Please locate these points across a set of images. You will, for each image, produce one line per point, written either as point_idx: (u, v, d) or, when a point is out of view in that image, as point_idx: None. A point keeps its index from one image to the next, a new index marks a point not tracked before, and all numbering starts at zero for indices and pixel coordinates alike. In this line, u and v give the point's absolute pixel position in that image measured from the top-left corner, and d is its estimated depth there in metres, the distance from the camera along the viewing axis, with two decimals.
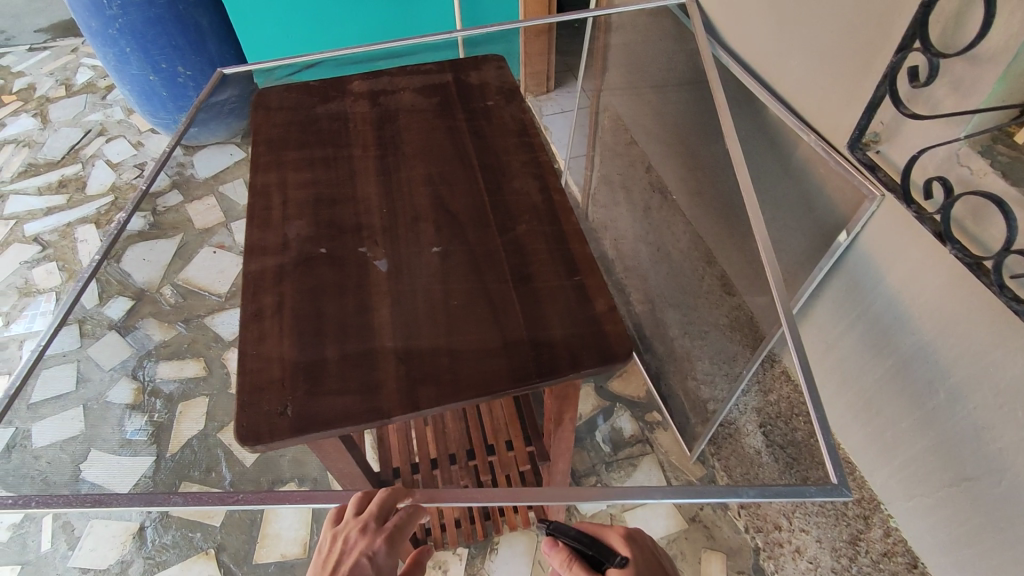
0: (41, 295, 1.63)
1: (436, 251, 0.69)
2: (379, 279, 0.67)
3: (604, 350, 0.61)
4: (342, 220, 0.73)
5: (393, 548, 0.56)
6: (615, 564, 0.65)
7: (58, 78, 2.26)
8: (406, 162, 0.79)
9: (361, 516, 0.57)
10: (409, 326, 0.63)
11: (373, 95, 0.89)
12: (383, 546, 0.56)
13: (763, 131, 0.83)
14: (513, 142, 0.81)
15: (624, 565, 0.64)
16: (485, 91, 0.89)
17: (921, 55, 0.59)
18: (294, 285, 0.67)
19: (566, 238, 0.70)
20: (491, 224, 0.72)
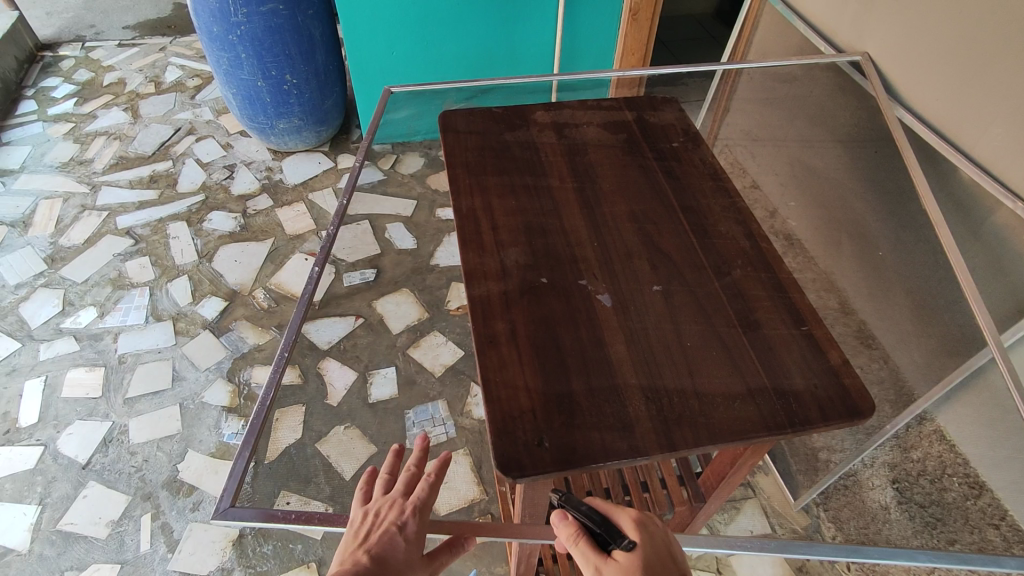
0: (135, 288, 1.63)
1: (657, 290, 0.70)
2: (607, 314, 0.67)
3: (850, 404, 0.60)
4: (556, 250, 0.73)
5: (419, 518, 0.64)
6: (621, 547, 0.57)
7: (148, 76, 2.34)
8: (607, 197, 0.80)
9: (390, 493, 0.67)
10: (648, 365, 0.62)
11: (557, 127, 0.91)
12: (410, 508, 0.64)
13: (951, 194, 0.84)
14: (709, 186, 0.82)
15: (632, 550, 0.57)
16: (669, 132, 0.90)
17: None
18: (524, 312, 0.66)
19: (785, 287, 0.70)
20: (705, 267, 0.72)
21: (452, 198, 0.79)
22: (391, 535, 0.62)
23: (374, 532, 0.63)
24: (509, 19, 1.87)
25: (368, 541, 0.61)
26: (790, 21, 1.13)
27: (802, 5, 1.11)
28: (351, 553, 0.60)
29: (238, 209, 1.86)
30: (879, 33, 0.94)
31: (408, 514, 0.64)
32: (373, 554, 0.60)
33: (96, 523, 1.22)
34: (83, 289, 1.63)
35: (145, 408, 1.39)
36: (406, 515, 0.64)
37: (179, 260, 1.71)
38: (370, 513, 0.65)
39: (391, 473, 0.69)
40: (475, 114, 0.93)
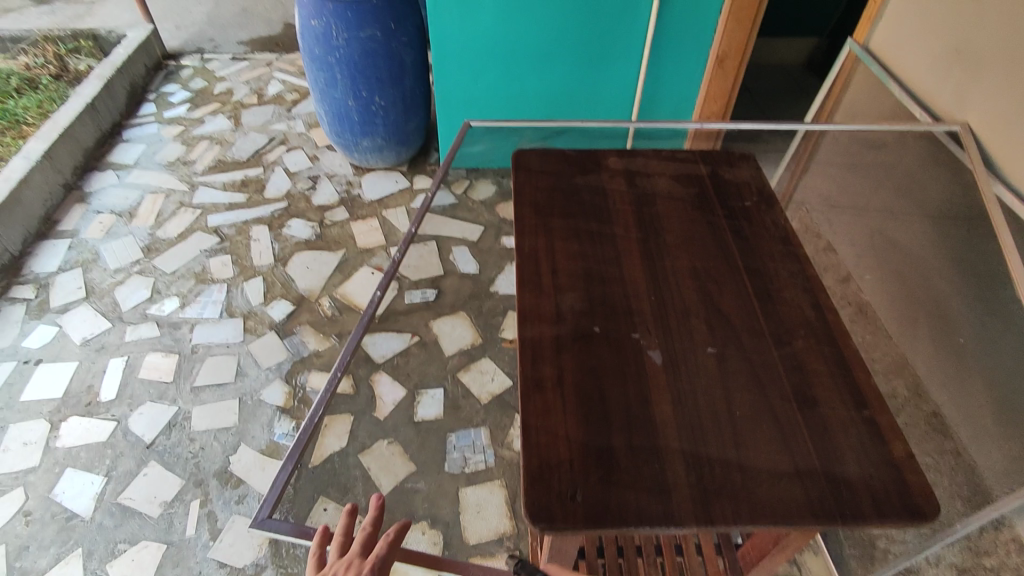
0: (216, 284, 1.75)
1: (711, 353, 0.68)
2: (657, 372, 0.66)
3: (910, 502, 0.56)
4: (612, 300, 0.73)
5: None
6: None
7: (253, 88, 2.53)
8: (670, 251, 0.80)
9: (347, 555, 0.67)
10: (693, 429, 0.61)
11: (629, 174, 0.91)
12: (369, 567, 0.64)
13: None
14: (779, 250, 0.80)
15: None
16: (742, 191, 0.89)
17: None
18: (573, 360, 0.67)
19: (850, 365, 0.67)
20: (765, 335, 0.70)
21: (516, 236, 0.81)
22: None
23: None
24: (594, 56, 1.90)
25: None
26: (885, 83, 1.09)
27: (902, 68, 1.06)
28: None
29: (317, 218, 1.96)
30: (984, 103, 0.89)
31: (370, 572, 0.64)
32: None
33: (151, 501, 1.30)
34: (170, 280, 1.76)
35: (209, 397, 1.48)
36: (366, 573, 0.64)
37: (257, 261, 1.82)
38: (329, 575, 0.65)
39: (346, 533, 0.69)
40: (547, 156, 0.95)
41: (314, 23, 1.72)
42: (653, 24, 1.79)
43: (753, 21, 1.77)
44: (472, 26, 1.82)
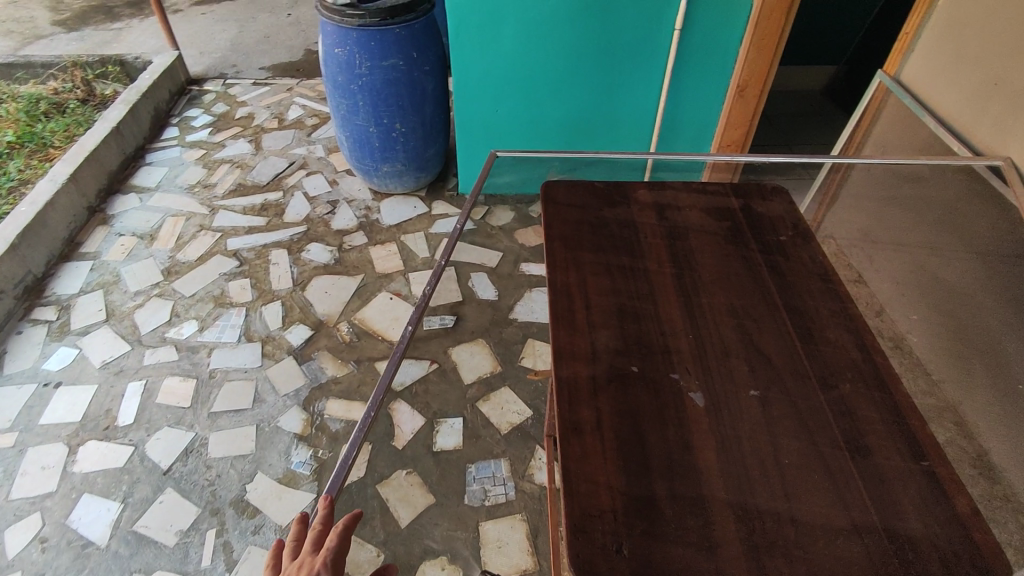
0: (234, 307, 1.75)
1: (754, 396, 0.66)
2: (698, 415, 0.64)
3: (977, 563, 0.53)
4: (648, 338, 0.71)
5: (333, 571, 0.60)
6: None
7: (274, 112, 2.57)
8: (706, 287, 0.78)
9: (298, 558, 0.62)
10: (740, 478, 0.58)
11: (659, 207, 0.90)
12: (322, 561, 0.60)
13: None
14: (818, 287, 0.78)
15: None
16: (777, 225, 0.87)
17: None
18: (611, 401, 0.64)
19: (901, 412, 0.64)
20: (810, 376, 0.68)
21: (547, 269, 0.80)
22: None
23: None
24: (615, 84, 1.91)
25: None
26: (919, 116, 1.08)
27: (938, 101, 1.06)
28: None
29: (336, 242, 1.96)
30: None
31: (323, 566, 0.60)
32: None
33: (166, 530, 1.28)
34: (190, 303, 1.76)
35: (226, 424, 1.46)
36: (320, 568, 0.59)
37: (276, 285, 1.82)
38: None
39: (298, 540, 0.65)
40: (576, 187, 0.93)
41: (338, 51, 1.74)
42: (674, 51, 1.80)
43: (774, 52, 1.76)
44: (494, 53, 1.83)
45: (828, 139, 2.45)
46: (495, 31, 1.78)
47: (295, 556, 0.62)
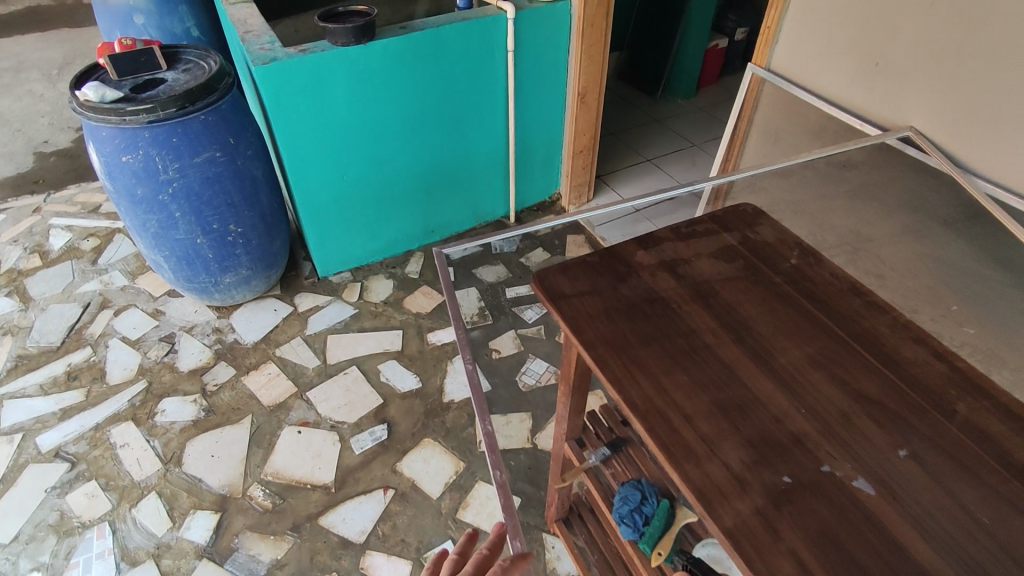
0: (90, 528, 1.28)
1: (905, 455, 0.60)
2: (880, 505, 0.56)
3: None
4: (771, 432, 0.61)
5: None
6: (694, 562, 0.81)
7: (27, 246, 1.96)
8: (774, 344, 0.70)
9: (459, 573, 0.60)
10: (969, 563, 0.52)
11: (667, 266, 0.80)
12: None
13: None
14: (859, 303, 0.76)
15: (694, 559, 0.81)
16: (780, 249, 0.83)
17: None
18: (795, 531, 0.54)
19: (1016, 412, 0.64)
20: (928, 408, 0.64)
21: (615, 388, 0.66)
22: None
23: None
24: (461, 120, 1.78)
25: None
26: (805, 101, 1.13)
27: (817, 85, 1.12)
28: None
29: (194, 387, 1.56)
30: (929, 107, 0.95)
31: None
32: None
33: None
34: (15, 552, 1.24)
35: None
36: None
37: (137, 475, 1.37)
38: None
39: (462, 556, 0.63)
40: (570, 269, 0.80)
41: (128, 160, 1.35)
42: (513, 74, 1.74)
43: (603, 55, 1.81)
44: (326, 119, 1.57)
45: (642, 119, 2.61)
46: (321, 93, 1.52)
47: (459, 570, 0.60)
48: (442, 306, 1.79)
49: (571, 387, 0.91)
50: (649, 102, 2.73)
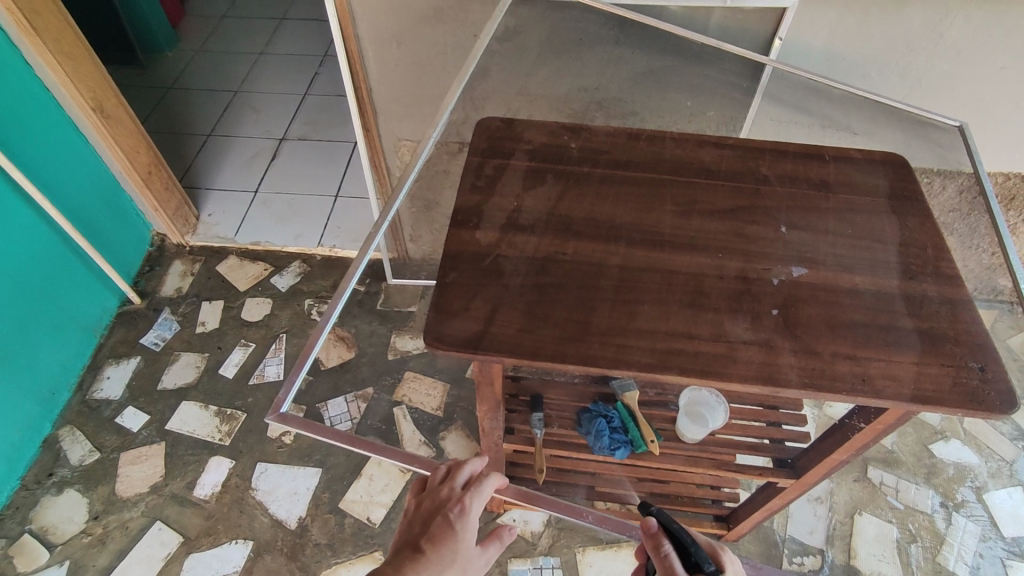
0: None
1: (784, 228, 0.72)
2: (816, 275, 0.68)
3: (897, 164, 0.80)
4: (729, 290, 0.66)
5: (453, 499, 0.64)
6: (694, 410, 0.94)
7: None
8: (647, 222, 0.72)
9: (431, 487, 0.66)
10: (877, 264, 0.69)
11: (513, 225, 0.71)
12: (462, 502, 0.63)
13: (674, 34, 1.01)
14: (645, 144, 0.82)
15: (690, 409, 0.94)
16: (558, 141, 0.81)
17: None
18: (818, 339, 0.62)
19: (784, 150, 0.81)
20: (754, 185, 0.77)
21: (623, 367, 0.60)
22: (446, 524, 0.62)
23: (422, 523, 0.63)
24: None
25: (420, 533, 0.62)
26: None
27: None
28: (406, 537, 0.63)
29: None
30: None
31: (461, 509, 0.63)
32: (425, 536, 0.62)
33: None
34: None
35: None
36: (453, 509, 0.63)
37: None
38: (415, 509, 0.65)
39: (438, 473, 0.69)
40: (450, 303, 0.64)
41: None
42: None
43: (85, 48, 1.30)
44: None
45: (154, 93, 2.06)
46: None
47: (440, 478, 0.67)
48: (172, 452, 1.30)
49: (496, 400, 0.81)
50: (135, 73, 2.13)
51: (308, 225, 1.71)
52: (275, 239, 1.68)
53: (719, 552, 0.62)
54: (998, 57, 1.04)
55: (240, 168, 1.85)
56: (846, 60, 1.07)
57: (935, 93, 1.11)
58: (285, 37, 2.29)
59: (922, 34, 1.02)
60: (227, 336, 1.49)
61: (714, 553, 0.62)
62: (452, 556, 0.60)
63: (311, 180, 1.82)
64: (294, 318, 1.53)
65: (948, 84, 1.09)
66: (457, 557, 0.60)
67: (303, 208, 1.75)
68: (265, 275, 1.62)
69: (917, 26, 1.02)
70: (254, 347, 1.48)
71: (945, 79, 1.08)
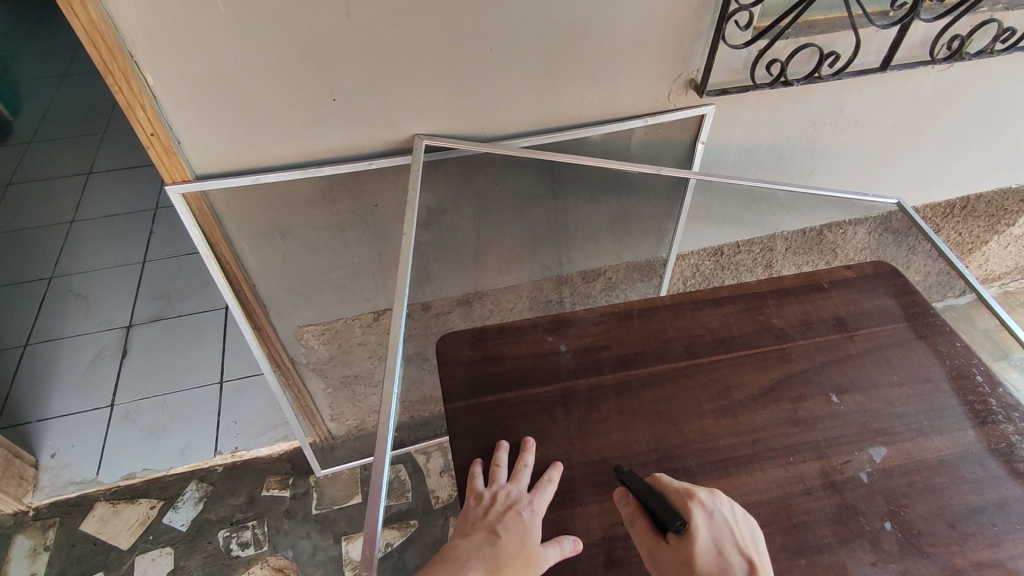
0: None
1: (835, 396, 0.63)
2: (896, 453, 0.59)
3: (887, 275, 0.76)
4: (826, 510, 0.55)
5: (524, 500, 0.54)
6: None
7: None
8: (694, 437, 0.60)
9: (491, 484, 0.55)
10: (942, 414, 0.62)
11: (552, 499, 0.55)
12: (536, 502, 0.54)
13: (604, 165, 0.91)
14: (641, 322, 0.69)
15: None
16: (546, 352, 0.66)
17: (702, 27, 0.83)
18: (951, 548, 0.52)
19: (783, 290, 0.73)
20: (776, 344, 0.68)
21: None
22: (520, 525, 0.52)
23: (490, 515, 0.52)
24: None
25: (497, 531, 0.51)
26: (287, 180, 0.83)
27: (275, 157, 0.82)
28: (477, 533, 0.51)
29: None
30: (420, 108, 0.82)
31: (534, 509, 0.53)
32: (503, 535, 0.50)
33: None
34: None
35: None
36: (523, 508, 0.53)
37: None
38: (475, 498, 0.54)
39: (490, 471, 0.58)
40: None
41: None
42: None
43: None
44: None
45: None
46: None
47: (498, 471, 0.56)
48: None
49: None
50: None
51: (194, 431, 1.39)
52: (155, 461, 1.33)
53: (690, 495, 0.51)
54: (892, 118, 1.07)
55: (81, 378, 1.47)
56: (763, 149, 1.04)
57: (843, 160, 1.12)
58: (101, 195, 1.92)
59: (828, 113, 1.02)
60: None
61: (684, 498, 0.51)
62: (533, 557, 0.49)
63: (184, 370, 1.49)
64: (209, 564, 1.20)
65: (853, 148, 1.10)
66: (539, 557, 0.50)
67: (182, 409, 1.42)
68: (153, 516, 1.26)
69: (824, 108, 1.00)
70: None
71: (851, 144, 1.09)
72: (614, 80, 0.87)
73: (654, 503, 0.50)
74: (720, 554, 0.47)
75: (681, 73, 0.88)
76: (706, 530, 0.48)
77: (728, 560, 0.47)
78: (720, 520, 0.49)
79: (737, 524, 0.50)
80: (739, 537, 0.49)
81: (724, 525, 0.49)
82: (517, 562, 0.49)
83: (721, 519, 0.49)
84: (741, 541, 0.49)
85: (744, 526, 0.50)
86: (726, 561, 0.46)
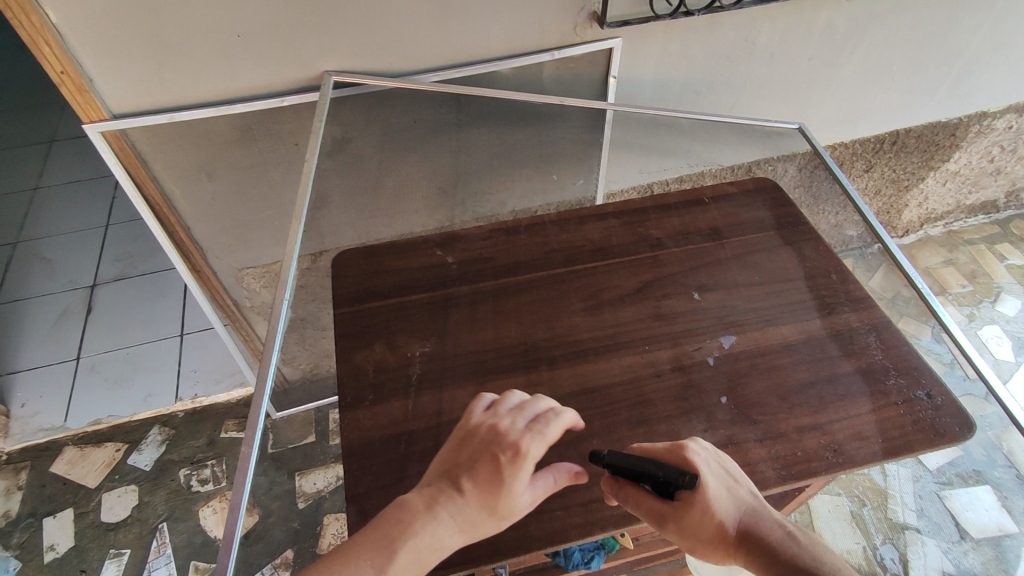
0: None
1: (697, 294, 0.68)
2: (745, 341, 0.64)
3: (768, 190, 0.80)
4: (672, 389, 0.60)
5: (509, 443, 0.47)
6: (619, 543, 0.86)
7: None
8: (560, 332, 0.65)
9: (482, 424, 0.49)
10: (794, 307, 0.67)
11: (420, 387, 0.60)
12: (525, 445, 0.46)
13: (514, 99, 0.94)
14: (525, 236, 0.74)
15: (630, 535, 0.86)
16: (433, 265, 0.71)
17: None
18: (779, 417, 0.58)
19: (665, 206, 0.77)
20: (651, 252, 0.72)
21: (599, 529, 0.51)
22: (493, 469, 0.46)
23: (462, 459, 0.48)
24: None
25: (461, 479, 0.46)
26: (204, 118, 0.87)
27: (189, 96, 0.85)
28: (441, 477, 0.48)
29: None
30: (325, 44, 0.85)
31: (521, 451, 0.46)
32: (464, 484, 0.46)
33: None
34: None
35: None
36: (505, 448, 0.46)
37: None
38: (458, 439, 0.50)
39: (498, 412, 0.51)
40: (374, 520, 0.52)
41: None
42: None
43: None
44: None
45: None
46: None
47: (498, 412, 0.50)
48: None
49: None
50: None
51: (156, 380, 1.45)
52: (119, 409, 1.40)
53: (680, 447, 0.50)
54: (806, 50, 1.10)
55: (47, 335, 1.52)
56: (679, 84, 1.07)
57: (763, 95, 1.15)
58: (63, 163, 1.94)
59: (740, 46, 1.04)
60: (90, 553, 1.20)
61: (678, 453, 0.49)
62: (493, 507, 0.45)
63: (147, 324, 1.55)
64: (172, 499, 1.27)
65: (771, 83, 1.14)
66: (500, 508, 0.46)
67: (145, 360, 1.48)
68: (119, 458, 1.33)
69: (735, 40, 1.03)
70: (129, 554, 1.20)
71: (768, 79, 1.12)
72: (516, 13, 0.89)
73: (655, 472, 0.47)
74: (730, 491, 0.49)
75: (583, 5, 0.91)
76: (710, 473, 0.49)
77: (739, 493, 0.49)
78: (713, 460, 0.50)
79: (720, 458, 0.51)
80: (733, 470, 0.50)
81: (720, 466, 0.50)
82: (470, 515, 0.45)
83: (711, 470, 0.49)
84: (733, 472, 0.50)
85: (725, 456, 0.52)
86: (738, 495, 0.49)
